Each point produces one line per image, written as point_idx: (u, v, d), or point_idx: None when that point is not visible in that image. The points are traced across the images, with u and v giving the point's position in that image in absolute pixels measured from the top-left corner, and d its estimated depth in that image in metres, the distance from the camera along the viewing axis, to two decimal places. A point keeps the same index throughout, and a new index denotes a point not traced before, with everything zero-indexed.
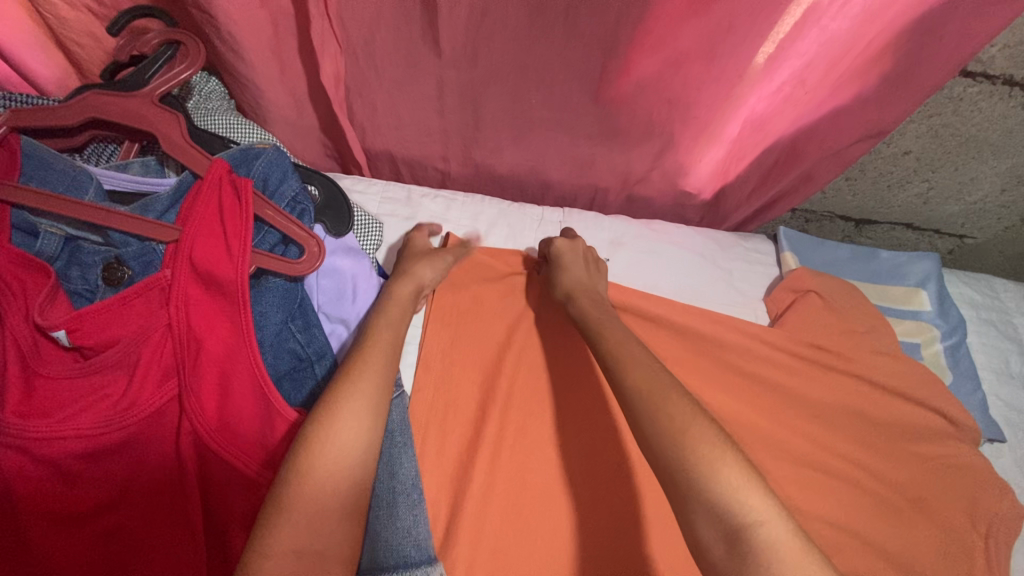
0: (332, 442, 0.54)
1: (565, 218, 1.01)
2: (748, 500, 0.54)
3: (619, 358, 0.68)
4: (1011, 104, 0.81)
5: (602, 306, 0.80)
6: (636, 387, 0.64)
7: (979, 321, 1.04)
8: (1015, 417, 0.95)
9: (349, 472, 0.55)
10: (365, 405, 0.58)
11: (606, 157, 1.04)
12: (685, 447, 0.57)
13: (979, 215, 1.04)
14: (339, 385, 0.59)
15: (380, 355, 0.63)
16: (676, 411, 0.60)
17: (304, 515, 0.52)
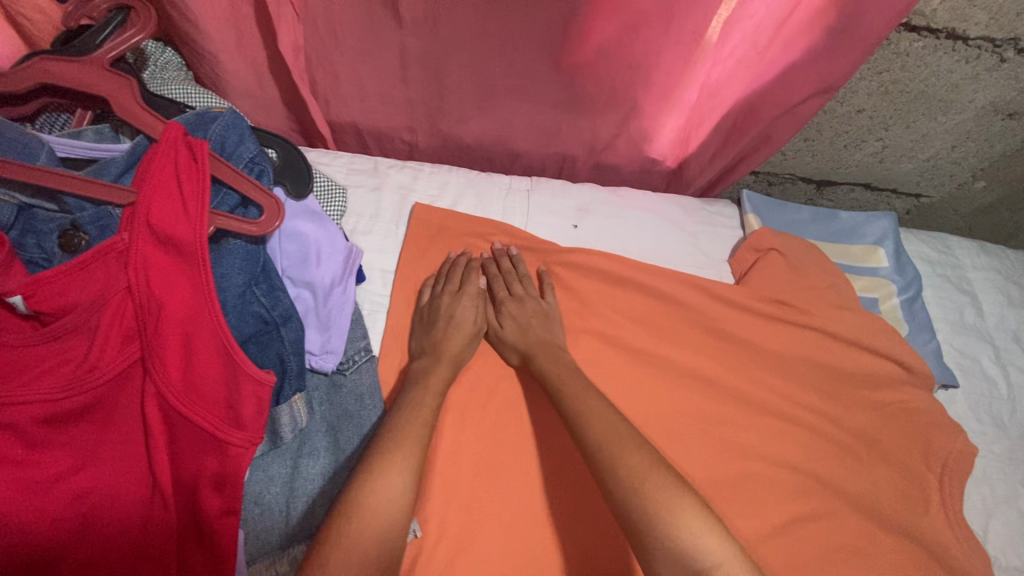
0: (379, 489, 0.58)
1: (532, 186, 1.02)
2: (706, 546, 0.58)
3: (586, 411, 0.71)
4: (955, 58, 0.84)
5: (570, 367, 0.78)
6: (602, 445, 0.67)
7: (933, 276, 1.08)
8: (967, 362, 1.01)
9: (394, 525, 0.57)
10: (408, 462, 0.61)
11: (572, 125, 1.05)
12: (645, 498, 0.61)
13: (933, 173, 1.08)
14: (388, 440, 0.63)
15: (421, 420, 0.67)
16: (637, 464, 0.64)
17: (347, 566, 0.53)
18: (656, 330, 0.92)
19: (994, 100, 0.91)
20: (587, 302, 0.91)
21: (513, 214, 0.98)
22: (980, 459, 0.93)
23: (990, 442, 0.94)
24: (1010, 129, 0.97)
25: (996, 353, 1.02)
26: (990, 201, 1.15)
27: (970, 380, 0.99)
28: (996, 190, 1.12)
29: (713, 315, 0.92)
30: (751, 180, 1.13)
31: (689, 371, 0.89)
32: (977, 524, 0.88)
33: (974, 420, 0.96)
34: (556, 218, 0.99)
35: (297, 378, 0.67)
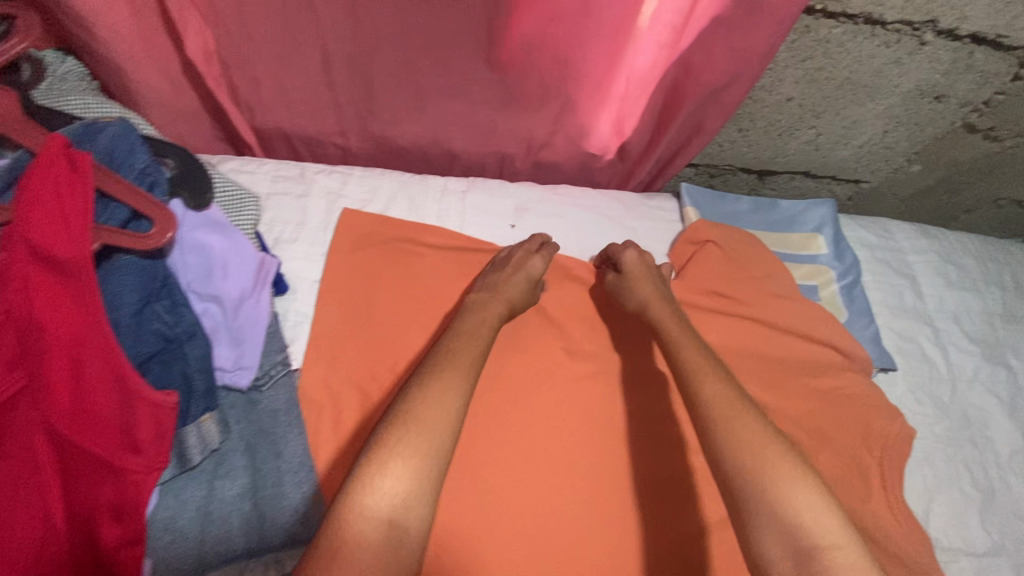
0: (414, 420, 0.61)
1: (469, 187, 0.99)
2: (819, 521, 0.59)
3: (697, 372, 0.71)
4: (876, 43, 0.84)
5: (690, 329, 0.79)
6: (714, 407, 0.67)
7: (873, 260, 1.10)
8: (907, 345, 1.01)
9: (436, 451, 0.60)
10: (452, 391, 0.64)
11: (507, 123, 1.03)
12: (752, 460, 0.62)
13: (869, 158, 1.08)
14: (433, 370, 0.66)
15: (473, 351, 0.71)
16: (750, 431, 0.64)
17: (399, 483, 0.57)
18: (592, 328, 0.93)
19: (919, 84, 0.91)
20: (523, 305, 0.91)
21: (447, 216, 0.95)
22: (921, 440, 0.93)
23: (930, 423, 0.95)
24: (939, 112, 0.97)
25: (934, 334, 1.04)
26: (929, 184, 1.16)
27: (910, 362, 1.00)
28: (932, 172, 1.13)
29: None
30: (692, 172, 1.12)
31: (624, 368, 0.89)
32: (918, 505, 0.88)
33: (913, 402, 0.96)
34: (493, 219, 0.97)
35: (204, 397, 0.64)
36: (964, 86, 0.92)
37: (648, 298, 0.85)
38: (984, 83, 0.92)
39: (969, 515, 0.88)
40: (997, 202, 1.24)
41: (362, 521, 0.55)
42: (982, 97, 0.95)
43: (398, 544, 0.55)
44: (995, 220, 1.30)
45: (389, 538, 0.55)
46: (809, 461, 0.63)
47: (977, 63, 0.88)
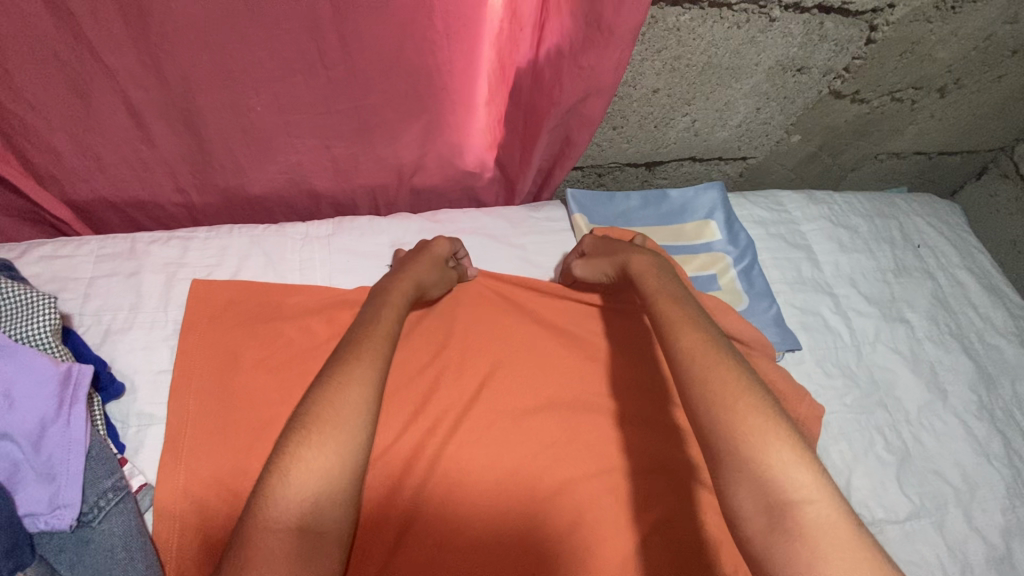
0: (316, 416, 0.58)
1: (335, 230, 0.90)
2: (798, 478, 0.55)
3: (675, 320, 0.69)
4: (726, 25, 0.81)
5: (673, 286, 0.76)
6: (689, 360, 0.65)
7: (768, 237, 1.09)
8: (809, 319, 1.01)
9: (350, 442, 0.58)
10: (357, 377, 0.62)
11: (368, 154, 0.94)
12: (728, 408, 0.60)
13: (749, 136, 1.07)
14: (338, 359, 0.64)
15: (385, 328, 0.69)
16: (725, 386, 0.61)
17: (298, 490, 0.56)
18: (491, 351, 0.83)
19: (779, 59, 0.90)
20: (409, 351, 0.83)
21: (312, 269, 0.85)
22: (833, 415, 0.92)
23: (841, 394, 0.95)
24: (804, 84, 0.96)
25: (834, 302, 1.04)
26: (811, 151, 1.17)
27: (814, 335, 0.99)
28: (811, 140, 1.14)
29: (545, 332, 0.86)
30: (579, 174, 1.08)
31: (533, 392, 0.81)
32: (838, 483, 0.87)
33: (823, 376, 0.95)
34: (365, 260, 0.88)
35: (8, 557, 0.54)
36: (822, 56, 0.91)
37: (630, 256, 0.83)
38: (840, 50, 0.92)
39: (888, 482, 0.88)
40: (877, 157, 1.26)
41: (264, 535, 0.54)
42: (842, 64, 0.94)
43: (313, 547, 0.56)
44: (879, 174, 1.32)
45: (303, 537, 0.55)
46: (797, 426, 0.59)
47: (829, 32, 0.87)
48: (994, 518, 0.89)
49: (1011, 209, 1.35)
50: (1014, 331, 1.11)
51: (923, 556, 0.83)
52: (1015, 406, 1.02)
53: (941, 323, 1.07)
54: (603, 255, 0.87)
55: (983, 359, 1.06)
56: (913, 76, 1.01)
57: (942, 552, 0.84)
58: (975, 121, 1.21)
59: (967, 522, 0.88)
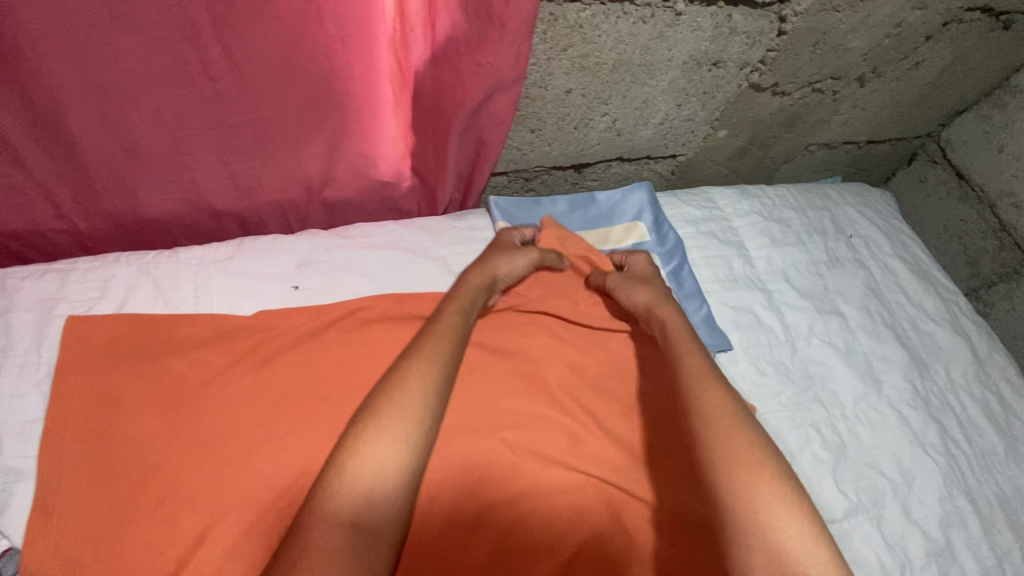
0: (383, 413, 0.64)
1: (236, 251, 0.84)
2: (809, 555, 0.60)
3: (698, 373, 0.74)
4: (631, 20, 0.79)
5: (694, 339, 0.80)
6: (709, 419, 0.70)
7: (699, 236, 1.07)
8: (742, 317, 0.99)
9: (412, 439, 0.63)
10: (422, 377, 0.68)
11: (271, 169, 0.88)
12: (747, 482, 0.64)
13: (674, 133, 1.05)
14: (401, 364, 0.69)
15: (449, 327, 0.75)
16: (739, 443, 0.67)
17: (360, 484, 0.59)
18: None
19: (691, 54, 0.88)
20: (313, 376, 0.75)
21: (208, 295, 0.80)
22: (769, 415, 0.91)
23: (776, 393, 0.93)
24: (721, 78, 0.95)
25: (767, 298, 1.02)
26: (740, 146, 1.16)
27: (748, 334, 0.97)
28: (739, 135, 1.13)
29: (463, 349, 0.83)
30: (504, 180, 1.04)
31: (451, 413, 0.77)
32: None
33: (757, 376, 0.94)
34: (269, 283, 0.82)
35: None
36: (735, 49, 0.90)
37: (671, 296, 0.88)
38: (753, 43, 0.90)
39: (824, 481, 0.86)
40: (808, 148, 1.26)
41: (322, 526, 0.57)
42: (756, 56, 0.93)
43: (367, 543, 0.57)
44: (812, 164, 1.33)
45: (356, 538, 0.57)
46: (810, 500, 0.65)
47: (738, 25, 0.86)
48: (932, 509, 0.88)
49: (940, 193, 1.37)
50: (946, 316, 1.11)
51: (863, 556, 0.81)
52: (950, 392, 1.02)
53: (875, 314, 1.07)
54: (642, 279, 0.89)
55: (917, 346, 1.05)
56: (830, 66, 1.01)
57: (881, 550, 0.83)
58: (899, 108, 1.22)
59: (906, 516, 0.86)
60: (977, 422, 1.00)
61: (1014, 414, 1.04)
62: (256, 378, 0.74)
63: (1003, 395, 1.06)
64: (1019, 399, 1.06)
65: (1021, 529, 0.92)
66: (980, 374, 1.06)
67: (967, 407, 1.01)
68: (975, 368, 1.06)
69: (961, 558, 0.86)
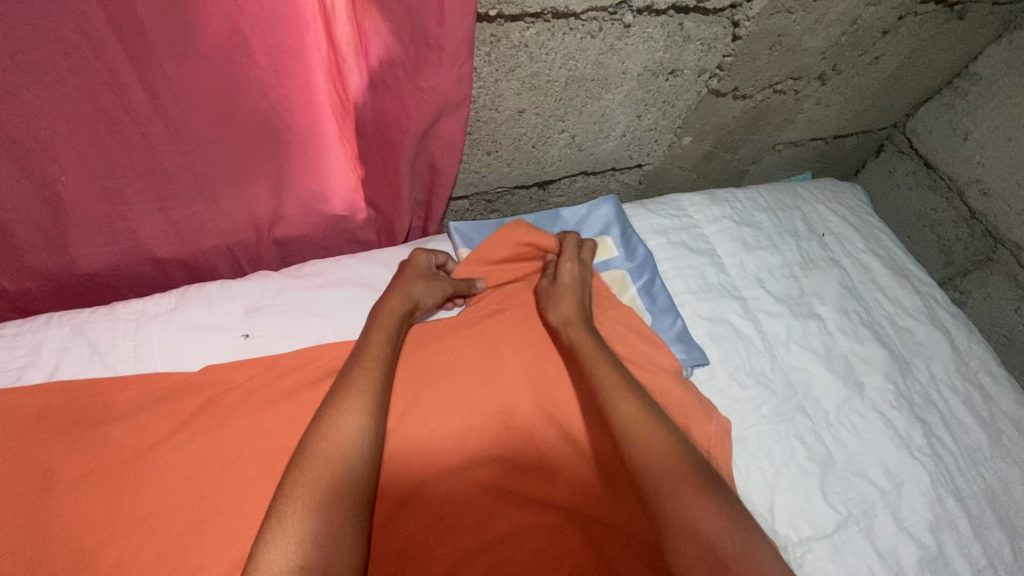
0: (315, 459, 0.62)
1: (179, 302, 0.80)
2: (735, 534, 0.64)
3: (608, 386, 0.75)
4: (578, 35, 0.75)
5: (603, 346, 0.81)
6: (627, 437, 0.71)
7: (669, 247, 1.04)
8: (719, 329, 0.96)
9: (354, 475, 0.62)
10: (354, 410, 0.66)
11: (213, 212, 0.83)
12: (665, 475, 0.68)
13: (637, 144, 1.03)
14: (331, 405, 0.67)
15: (376, 355, 0.73)
16: (653, 448, 0.70)
17: (302, 532, 0.57)
18: None
19: (646, 65, 0.85)
20: (267, 434, 0.71)
21: (148, 353, 0.75)
22: (752, 429, 0.87)
23: (758, 405, 0.90)
24: (680, 86, 0.92)
25: (742, 306, 1.00)
26: (706, 150, 1.14)
27: (725, 346, 0.95)
28: (704, 140, 1.10)
29: (434, 391, 0.77)
30: (466, 204, 1.00)
31: (420, 460, 0.72)
32: (761, 505, 0.81)
33: (737, 389, 0.91)
34: (216, 334, 0.78)
35: None
36: (691, 57, 0.87)
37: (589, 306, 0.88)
38: (708, 50, 0.88)
39: (811, 495, 0.83)
40: (775, 148, 1.24)
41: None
42: (713, 62, 0.91)
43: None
44: (781, 163, 1.31)
45: None
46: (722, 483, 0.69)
47: (691, 32, 0.83)
48: (921, 514, 0.86)
49: (910, 183, 1.36)
50: (923, 310, 1.10)
51: (853, 569, 0.79)
52: (932, 388, 1.00)
53: (852, 313, 1.05)
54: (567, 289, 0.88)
55: (897, 344, 1.04)
56: (789, 66, 0.98)
57: (873, 562, 0.80)
58: (863, 103, 1.21)
59: (896, 524, 0.84)
60: (961, 417, 0.98)
61: (996, 406, 1.02)
62: (203, 441, 0.69)
63: (985, 386, 1.04)
64: (1000, 389, 1.05)
65: (1009, 525, 0.90)
66: (961, 366, 1.05)
67: (950, 403, 1.00)
68: (956, 361, 1.05)
69: (953, 562, 0.84)
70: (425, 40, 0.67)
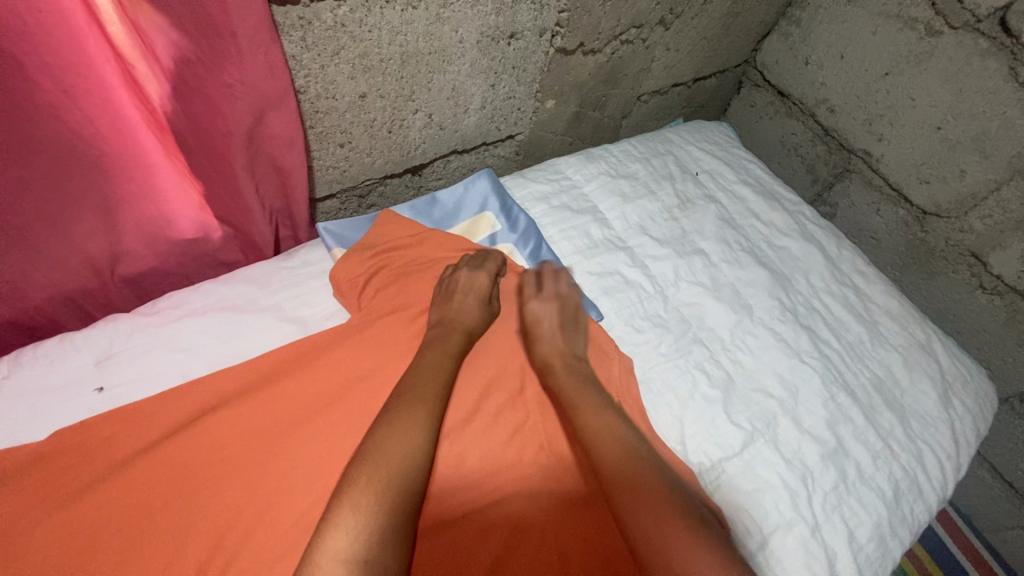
0: (387, 453, 0.64)
1: (12, 369, 0.70)
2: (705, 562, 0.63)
3: (598, 432, 0.76)
4: (398, 8, 0.74)
5: (590, 390, 0.81)
6: (613, 470, 0.72)
7: (553, 211, 1.04)
8: (610, 280, 0.98)
9: (413, 482, 0.64)
10: (418, 421, 0.68)
11: (35, 264, 0.73)
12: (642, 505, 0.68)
13: (500, 114, 1.02)
14: (392, 407, 0.69)
15: (439, 372, 0.75)
16: (645, 501, 0.69)
17: (374, 519, 0.59)
18: (259, 448, 0.69)
19: (481, 30, 0.84)
20: (138, 491, 0.64)
21: None
22: (654, 369, 0.90)
23: (656, 344, 0.93)
24: (525, 49, 0.93)
25: (630, 256, 1.02)
26: (574, 111, 1.15)
27: (618, 296, 0.97)
28: (568, 102, 1.11)
29: (328, 402, 0.74)
30: (336, 203, 0.95)
31: (321, 479, 0.68)
32: (673, 438, 0.84)
33: (633, 334, 0.93)
34: (61, 397, 0.70)
35: None
36: (526, 17, 0.87)
37: (574, 344, 0.88)
38: (541, 8, 0.88)
39: (717, 418, 0.87)
40: (641, 99, 1.28)
41: (332, 565, 0.55)
42: (551, 20, 0.91)
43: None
44: (650, 113, 1.35)
45: None
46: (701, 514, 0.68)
47: None
48: (817, 414, 0.91)
49: (770, 113, 1.45)
50: (795, 228, 1.16)
51: (766, 480, 0.82)
52: (814, 298, 1.07)
53: (733, 242, 1.10)
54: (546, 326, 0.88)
55: (775, 263, 1.10)
56: (628, 15, 1.01)
57: (781, 469, 0.83)
58: (710, 43, 1.26)
59: (797, 428, 0.88)
60: (842, 317, 1.05)
61: (870, 300, 1.10)
62: (64, 517, 0.62)
63: (857, 285, 1.12)
64: (872, 285, 1.12)
65: (899, 407, 0.96)
66: (835, 273, 1.12)
67: (832, 307, 1.07)
68: (830, 269, 1.12)
69: (853, 452, 0.88)
70: (214, 28, 0.62)
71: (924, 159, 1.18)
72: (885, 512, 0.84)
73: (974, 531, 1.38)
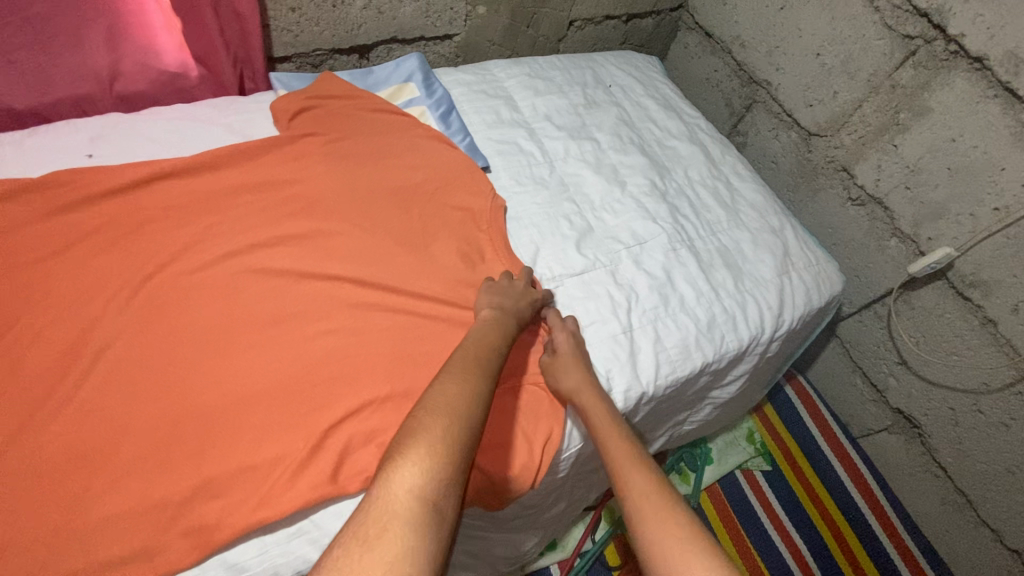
0: (442, 406, 0.66)
1: (30, 134, 0.97)
2: None
3: (626, 467, 0.73)
4: None
5: (622, 425, 0.80)
6: (633, 501, 0.69)
7: (470, 93, 1.26)
8: (505, 146, 1.19)
9: (466, 429, 0.64)
10: (467, 382, 0.70)
11: (54, 66, 0.99)
12: (666, 556, 0.62)
13: (433, 10, 1.25)
14: (452, 370, 0.72)
15: (488, 347, 0.78)
16: (673, 544, 0.63)
17: (428, 464, 0.59)
18: (197, 206, 0.94)
19: None
20: (106, 216, 0.89)
21: (4, 166, 0.92)
22: (525, 209, 1.11)
23: (532, 194, 1.14)
24: None
25: (529, 133, 1.23)
26: (506, 22, 1.37)
27: (509, 158, 1.18)
28: (499, 11, 1.34)
29: (253, 186, 0.98)
30: (292, 66, 1.23)
31: (238, 231, 0.92)
32: (527, 256, 1.05)
33: (514, 184, 1.14)
34: (62, 155, 0.95)
35: None
36: None
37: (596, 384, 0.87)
38: None
39: (567, 249, 1.07)
40: (574, 25, 1.49)
41: (407, 496, 0.57)
42: None
43: (439, 525, 0.56)
44: (586, 41, 1.56)
45: (423, 512, 0.56)
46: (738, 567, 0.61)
47: None
48: (657, 260, 1.10)
49: (699, 52, 1.63)
50: (686, 133, 1.35)
51: (595, 292, 1.02)
52: (686, 186, 1.25)
53: (625, 137, 1.29)
54: (573, 364, 0.88)
55: (658, 156, 1.29)
56: None
57: (610, 288, 1.03)
58: None
59: (636, 266, 1.07)
60: (707, 203, 1.23)
61: (739, 194, 1.27)
62: (53, 222, 0.87)
63: (732, 182, 1.29)
64: (744, 183, 1.30)
65: (735, 268, 1.14)
66: (713, 170, 1.30)
67: (700, 194, 1.24)
68: (709, 166, 1.30)
69: (679, 288, 1.07)
70: None
71: (808, 84, 1.33)
72: (694, 332, 1.03)
73: (848, 437, 1.53)
